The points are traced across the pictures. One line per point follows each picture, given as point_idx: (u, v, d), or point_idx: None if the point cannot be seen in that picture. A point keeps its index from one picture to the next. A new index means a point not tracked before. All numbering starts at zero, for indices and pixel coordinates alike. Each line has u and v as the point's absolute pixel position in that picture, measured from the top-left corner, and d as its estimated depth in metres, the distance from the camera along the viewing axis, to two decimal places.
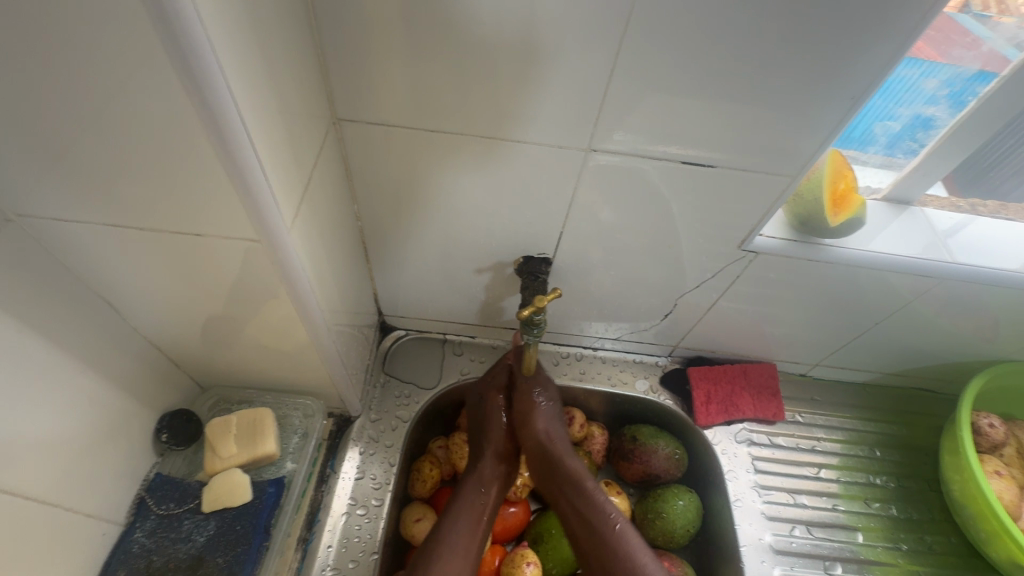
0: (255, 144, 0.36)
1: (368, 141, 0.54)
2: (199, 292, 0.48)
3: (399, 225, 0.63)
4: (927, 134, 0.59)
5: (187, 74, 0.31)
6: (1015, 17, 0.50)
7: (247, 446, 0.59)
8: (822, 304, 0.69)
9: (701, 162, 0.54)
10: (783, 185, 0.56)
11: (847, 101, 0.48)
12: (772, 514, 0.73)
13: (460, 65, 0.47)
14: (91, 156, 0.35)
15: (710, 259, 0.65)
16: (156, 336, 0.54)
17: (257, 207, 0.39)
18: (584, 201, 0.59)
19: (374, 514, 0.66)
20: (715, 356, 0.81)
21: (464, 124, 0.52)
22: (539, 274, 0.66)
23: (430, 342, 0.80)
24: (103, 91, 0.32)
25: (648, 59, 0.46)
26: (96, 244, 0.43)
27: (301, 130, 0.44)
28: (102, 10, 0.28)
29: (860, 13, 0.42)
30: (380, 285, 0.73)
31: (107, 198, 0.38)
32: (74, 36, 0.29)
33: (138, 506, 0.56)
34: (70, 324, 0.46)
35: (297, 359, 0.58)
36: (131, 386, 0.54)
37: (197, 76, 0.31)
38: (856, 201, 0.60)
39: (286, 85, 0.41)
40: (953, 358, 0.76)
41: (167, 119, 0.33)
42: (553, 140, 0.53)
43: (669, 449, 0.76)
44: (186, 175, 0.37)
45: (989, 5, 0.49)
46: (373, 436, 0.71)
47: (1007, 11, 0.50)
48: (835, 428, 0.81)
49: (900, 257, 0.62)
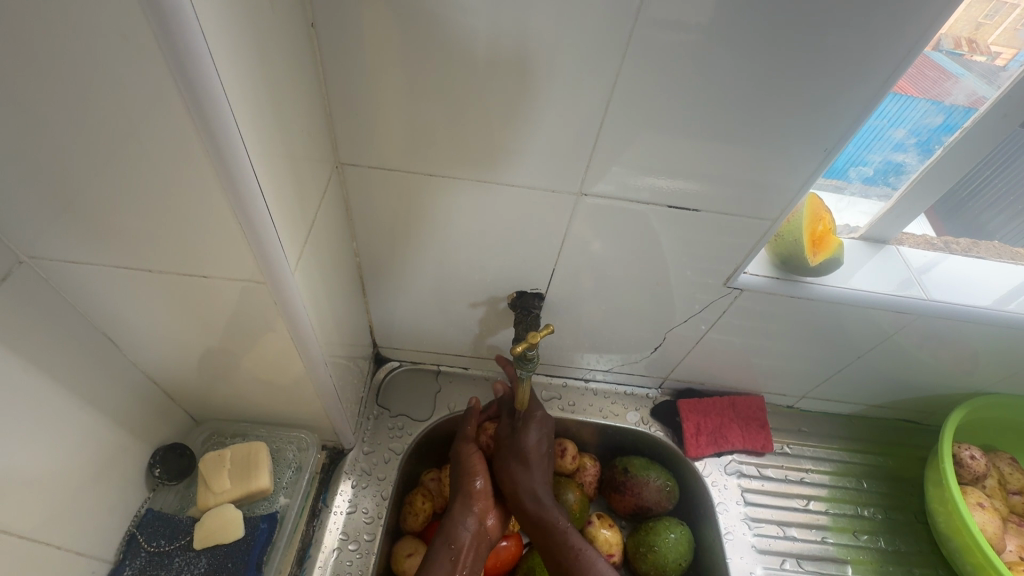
0: (264, 193, 0.38)
1: (368, 182, 0.56)
2: (199, 328, 0.49)
3: (396, 260, 0.65)
4: (898, 179, 0.62)
5: (205, 131, 0.33)
6: (984, 57, 0.52)
7: (240, 481, 0.59)
8: (807, 338, 0.72)
9: (685, 204, 0.57)
10: (764, 227, 0.59)
11: (820, 154, 0.52)
12: (762, 547, 0.74)
13: (459, 112, 0.50)
14: (107, 204, 0.37)
15: (698, 294, 0.67)
16: (155, 370, 0.55)
17: (263, 251, 0.40)
18: (576, 239, 0.61)
19: (365, 550, 0.65)
20: (704, 388, 0.83)
21: (461, 164, 0.54)
22: (531, 309, 0.67)
23: (424, 374, 0.81)
24: (123, 145, 0.34)
25: (636, 108, 0.49)
26: (103, 284, 0.44)
27: (306, 174, 0.46)
28: (129, 73, 0.30)
29: (828, 71, 0.46)
30: (376, 318, 0.74)
31: (117, 240, 0.40)
32: (100, 95, 0.31)
33: (128, 543, 0.55)
34: (70, 360, 0.47)
35: (294, 392, 0.59)
36: (128, 420, 0.55)
37: (214, 132, 0.33)
38: (834, 243, 0.63)
39: (293, 132, 0.43)
40: (933, 391, 0.79)
41: (182, 172, 0.35)
42: (545, 183, 0.56)
43: (660, 481, 0.77)
44: (196, 221, 0.38)
45: (961, 44, 0.51)
46: (366, 469, 0.71)
47: (977, 50, 0.52)
48: (822, 460, 0.82)
49: (877, 294, 0.64)
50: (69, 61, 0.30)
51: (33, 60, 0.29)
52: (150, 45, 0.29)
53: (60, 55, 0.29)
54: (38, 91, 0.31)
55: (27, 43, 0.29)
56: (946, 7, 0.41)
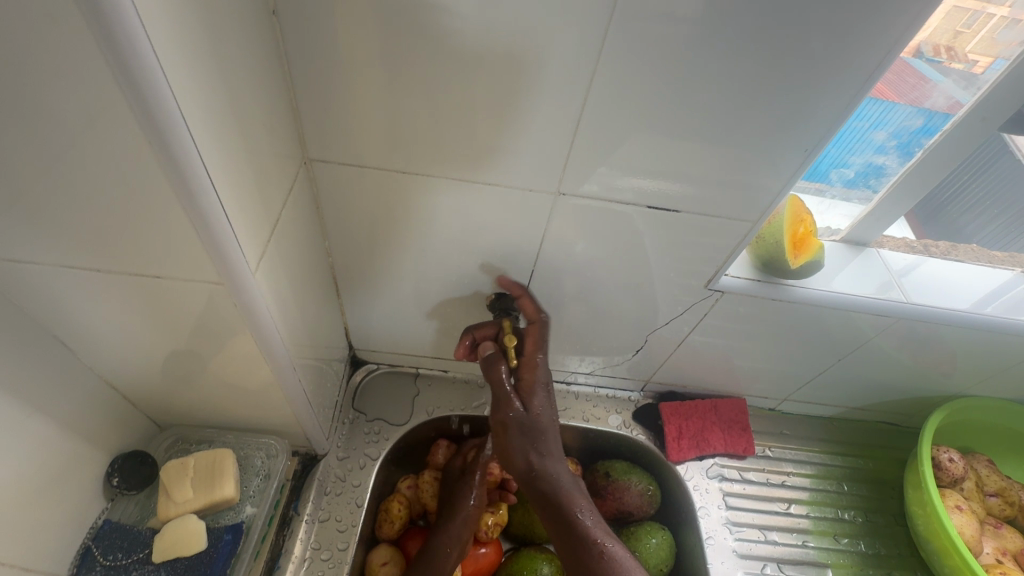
0: (218, 191, 0.36)
1: (339, 180, 0.54)
2: (158, 331, 0.47)
3: (371, 260, 0.63)
4: (879, 181, 0.62)
5: (150, 125, 0.31)
6: (963, 64, 0.51)
7: (204, 490, 0.57)
8: (789, 341, 0.71)
9: (666, 205, 0.56)
10: (745, 229, 0.58)
11: (800, 155, 0.51)
12: (743, 552, 0.73)
13: (431, 108, 0.48)
14: (48, 201, 0.35)
15: (679, 296, 0.66)
16: (112, 375, 0.52)
17: (220, 251, 0.38)
18: (556, 240, 0.60)
19: (338, 560, 0.63)
20: (686, 391, 0.82)
21: (435, 163, 0.53)
22: (511, 310, 0.66)
23: (401, 376, 0.79)
24: (59, 138, 0.31)
25: (612, 107, 0.48)
26: (51, 285, 0.42)
27: (270, 170, 0.44)
28: (62, 61, 0.28)
29: (807, 72, 0.45)
30: (351, 320, 0.72)
31: (63, 241, 0.38)
32: (33, 86, 0.29)
33: (82, 557, 0.53)
34: (17, 367, 0.44)
35: (262, 397, 0.57)
36: (83, 428, 0.52)
37: (159, 126, 0.31)
38: (814, 245, 0.62)
39: (254, 125, 0.41)
40: (913, 393, 0.79)
41: (128, 167, 0.33)
42: (523, 182, 0.54)
43: (642, 485, 0.76)
44: (147, 220, 0.36)
45: (940, 52, 0.51)
46: (340, 476, 0.69)
47: (956, 58, 0.51)
48: (803, 463, 0.82)
49: (857, 297, 0.64)
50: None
51: None
52: (84, 31, 0.27)
53: None
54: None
55: None
56: (925, 7, 0.40)
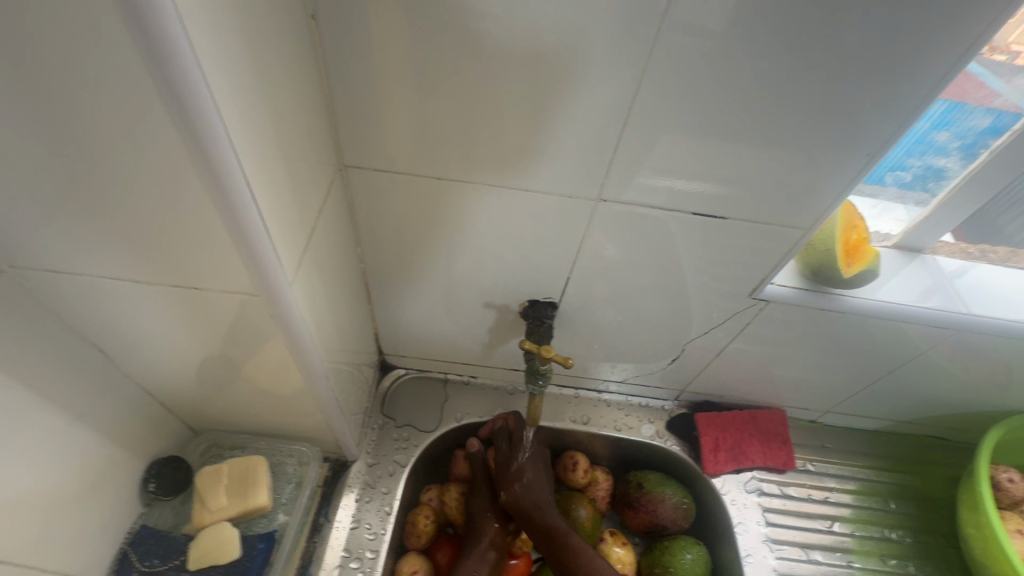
0: (258, 201, 0.35)
1: (374, 186, 0.54)
2: (194, 339, 0.47)
3: (403, 266, 0.62)
4: (938, 184, 0.58)
5: (190, 136, 0.30)
6: (1005, 56, 0.49)
7: (238, 497, 0.57)
8: (835, 351, 0.68)
9: (709, 212, 0.54)
10: (796, 236, 0.55)
11: (861, 159, 0.48)
12: (784, 571, 0.70)
13: (469, 113, 0.47)
14: (90, 211, 0.35)
15: (719, 305, 0.64)
16: (150, 381, 0.53)
17: (259, 262, 0.38)
18: (592, 246, 0.58)
19: (369, 568, 0.62)
20: (722, 401, 0.79)
21: (470, 168, 0.51)
22: (544, 318, 0.64)
23: (430, 382, 0.78)
24: (103, 149, 0.31)
25: (658, 110, 0.46)
26: (91, 293, 0.42)
27: (308, 179, 0.43)
28: (106, 71, 0.27)
29: (872, 70, 0.42)
30: (381, 325, 0.71)
31: (103, 250, 0.37)
32: (78, 95, 0.29)
33: (120, 561, 0.53)
34: (59, 374, 0.45)
35: (295, 404, 0.56)
36: (121, 433, 0.52)
37: (200, 137, 0.30)
38: (868, 253, 0.59)
39: (293, 133, 0.40)
40: (966, 407, 0.74)
41: (170, 178, 0.33)
42: (560, 188, 0.53)
43: (676, 498, 0.74)
44: (187, 230, 0.36)
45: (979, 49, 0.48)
46: (370, 482, 0.68)
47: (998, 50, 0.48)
48: (847, 478, 0.78)
49: (911, 307, 0.61)
50: (42, 57, 0.27)
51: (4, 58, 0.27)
52: (126, 41, 0.26)
53: (32, 52, 0.27)
54: (8, 90, 0.28)
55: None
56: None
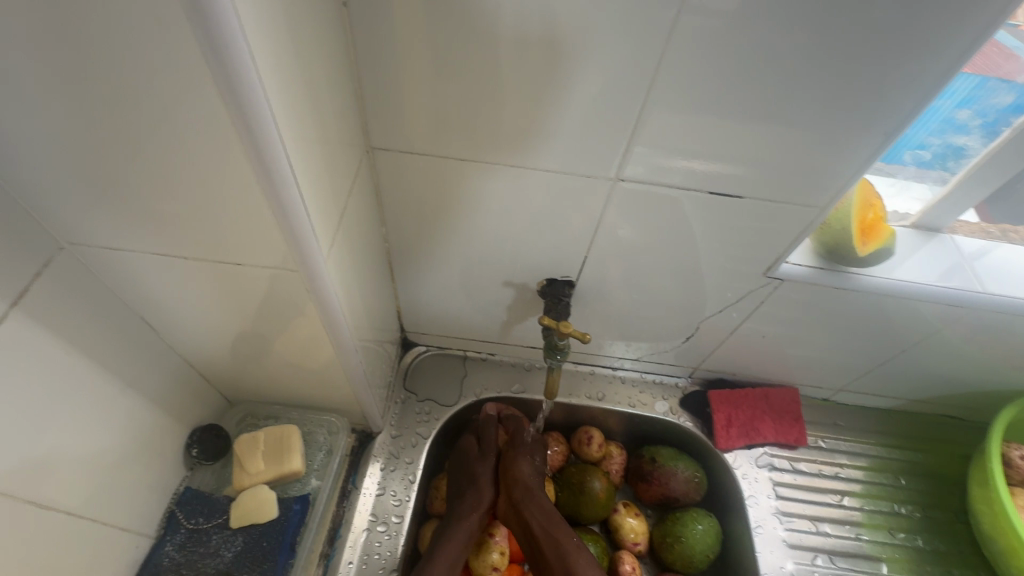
0: (298, 182, 0.37)
1: (399, 167, 0.55)
2: (233, 314, 0.50)
3: (425, 246, 0.64)
4: (958, 163, 0.58)
5: (241, 119, 0.32)
6: None
7: (274, 463, 0.60)
8: (848, 331, 0.69)
9: (727, 192, 0.55)
10: (812, 215, 0.56)
11: (879, 136, 0.48)
12: (793, 542, 0.72)
13: (491, 95, 0.48)
14: (143, 189, 0.37)
15: (734, 284, 0.65)
16: (192, 353, 0.56)
17: (297, 237, 0.40)
18: (610, 226, 0.60)
19: (394, 531, 0.66)
20: (736, 379, 0.81)
21: (492, 150, 0.53)
22: (562, 296, 0.66)
23: (451, 359, 0.81)
24: (158, 131, 0.33)
25: (679, 90, 0.46)
26: (140, 269, 0.45)
27: (338, 160, 0.45)
28: (164, 60, 0.30)
29: (895, 47, 0.42)
30: (404, 303, 0.74)
31: (153, 226, 0.40)
32: (138, 82, 0.31)
33: (168, 520, 0.57)
34: (110, 344, 0.48)
35: (325, 377, 0.59)
36: (166, 401, 0.56)
37: (248, 120, 0.32)
38: (885, 232, 0.60)
39: (326, 116, 0.42)
40: (981, 387, 0.75)
41: (217, 157, 0.35)
42: (579, 168, 0.54)
43: (688, 472, 0.76)
44: (230, 208, 0.38)
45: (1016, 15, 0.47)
46: (393, 452, 0.71)
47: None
48: (858, 455, 0.80)
49: (927, 285, 0.61)
50: (106, 47, 0.29)
51: (72, 47, 0.29)
52: (186, 30, 0.28)
53: (97, 41, 0.29)
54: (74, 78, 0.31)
55: (67, 31, 0.28)
56: None
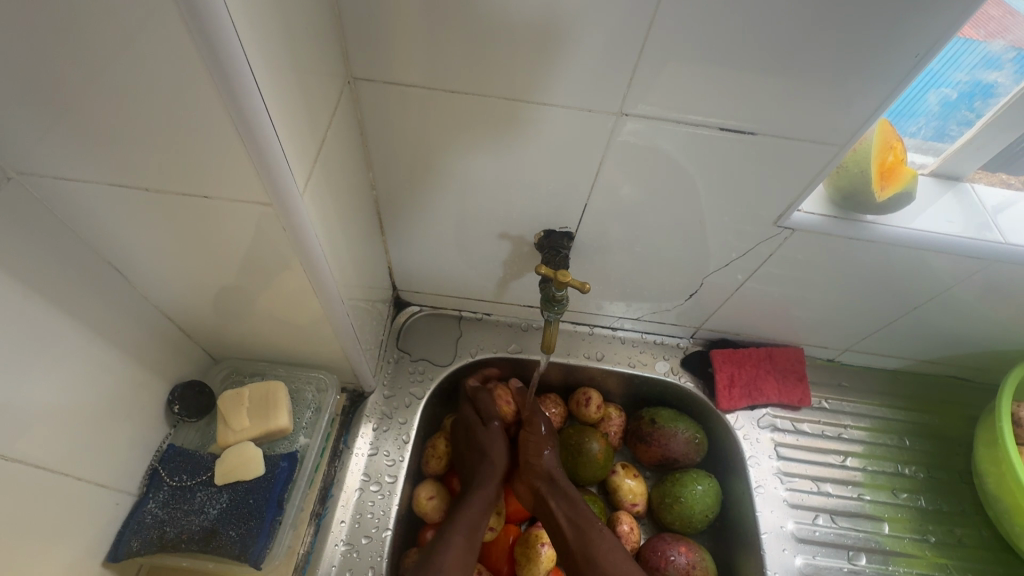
0: (271, 113, 0.35)
1: (383, 104, 0.51)
2: (209, 262, 0.47)
3: (415, 196, 0.61)
4: (985, 103, 0.54)
5: (201, 34, 0.29)
6: None
7: (260, 420, 0.58)
8: (859, 288, 0.66)
9: (738, 126, 0.49)
10: (829, 154, 0.51)
11: (910, 61, 0.43)
12: (794, 502, 0.71)
13: (482, 21, 0.44)
14: (95, 110, 0.34)
15: (741, 238, 0.61)
16: (169, 304, 0.53)
17: (268, 167, 0.37)
18: (611, 174, 0.56)
19: (387, 491, 0.64)
20: (739, 339, 0.78)
21: (483, 87, 0.49)
22: (560, 249, 0.63)
23: (445, 318, 0.78)
24: (102, 35, 0.30)
25: (689, 15, 0.42)
26: (103, 207, 0.41)
27: (315, 89, 0.41)
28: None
29: None
30: (395, 259, 0.71)
31: (110, 155, 0.37)
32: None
33: (151, 477, 0.55)
34: (78, 291, 0.45)
35: (311, 332, 0.57)
36: (144, 355, 0.54)
37: (209, 35, 0.29)
38: (904, 174, 0.56)
39: (299, 36, 0.38)
40: (993, 347, 0.72)
41: (172, 69, 0.31)
42: (579, 106, 0.49)
43: (688, 433, 0.74)
44: (192, 133, 0.35)
45: None
46: (386, 412, 0.70)
47: None
48: (862, 416, 0.78)
49: (945, 235, 0.58)
50: None
51: None
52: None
53: None
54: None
55: None
56: None
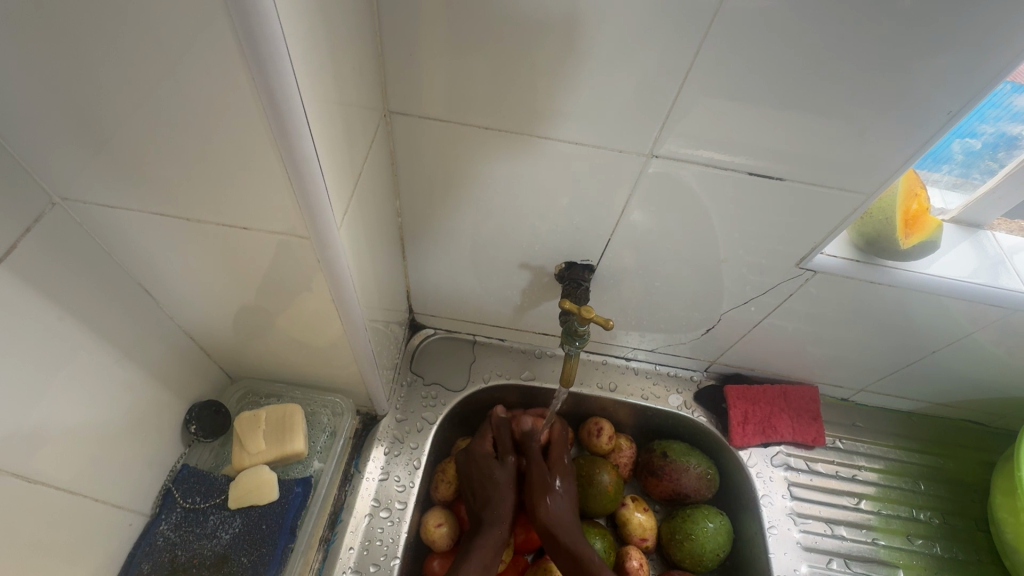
0: (318, 151, 0.36)
1: (416, 136, 0.52)
2: (236, 285, 0.47)
3: (438, 223, 0.61)
4: (1008, 154, 0.55)
5: (258, 74, 0.30)
6: None
7: (276, 443, 0.58)
8: (876, 330, 0.66)
9: (766, 173, 0.50)
10: (855, 202, 0.52)
11: (940, 118, 0.44)
12: (807, 544, 0.70)
13: (520, 60, 0.45)
14: (143, 142, 0.35)
15: (762, 276, 0.61)
16: (193, 324, 0.54)
17: (309, 202, 0.37)
18: (632, 211, 0.56)
19: (397, 518, 0.64)
20: (753, 375, 0.78)
21: (515, 123, 0.49)
22: (581, 282, 0.63)
23: (459, 343, 0.78)
24: (161, 74, 0.31)
25: (724, 64, 0.43)
26: (139, 231, 0.42)
27: (355, 123, 0.42)
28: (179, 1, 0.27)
29: (970, 24, 0.38)
30: (414, 283, 0.71)
31: (154, 184, 0.38)
32: (146, 22, 0.28)
33: (164, 498, 0.55)
34: (107, 312, 0.46)
35: (331, 356, 0.57)
36: (164, 374, 0.54)
37: (269, 81, 0.30)
38: (929, 224, 0.57)
39: (344, 73, 0.39)
40: (1011, 395, 0.72)
41: (226, 107, 0.32)
42: (610, 145, 0.50)
43: (700, 469, 0.73)
44: (235, 167, 0.36)
45: None
46: (398, 436, 0.69)
47: None
48: (876, 458, 0.77)
49: (963, 283, 0.58)
50: None
51: None
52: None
53: None
54: (77, 18, 0.28)
55: None
56: None
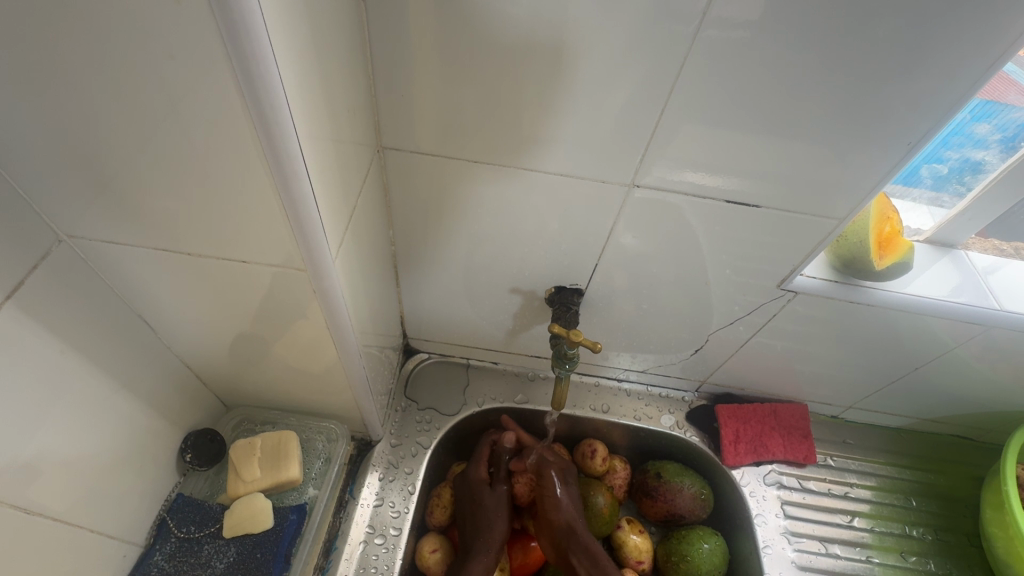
0: (316, 188, 0.38)
1: (409, 169, 0.54)
2: (233, 315, 0.49)
3: (431, 251, 0.63)
4: (975, 178, 0.57)
5: (261, 120, 0.32)
6: None
7: (271, 470, 0.59)
8: (861, 347, 0.67)
9: (743, 201, 0.53)
10: (828, 227, 0.54)
11: (902, 148, 0.47)
12: (803, 564, 0.70)
13: (508, 98, 0.47)
14: (148, 182, 0.37)
15: (747, 296, 0.63)
16: (190, 354, 0.55)
17: (306, 236, 0.39)
18: (620, 234, 0.58)
19: (392, 545, 0.64)
20: (743, 394, 0.79)
21: (504, 156, 0.52)
22: (570, 305, 0.65)
23: (453, 367, 0.79)
24: (168, 120, 0.33)
25: (697, 99, 0.46)
26: (141, 265, 0.44)
27: (350, 159, 0.44)
28: (186, 55, 0.30)
29: (921, 61, 0.42)
30: (408, 309, 0.73)
31: (156, 221, 0.39)
32: (155, 74, 0.31)
33: (159, 527, 0.55)
34: (108, 343, 0.47)
35: (327, 382, 0.58)
36: (161, 403, 0.55)
37: (270, 126, 0.32)
38: (902, 245, 0.59)
39: (340, 114, 0.41)
40: (995, 409, 0.73)
41: (229, 149, 0.34)
42: (594, 174, 0.53)
43: (694, 489, 0.74)
44: (235, 204, 0.37)
45: None
46: (392, 462, 0.69)
47: None
48: (867, 474, 0.78)
49: (940, 301, 0.60)
50: (124, 35, 0.29)
51: (90, 36, 0.29)
52: (208, 23, 0.28)
53: (111, 31, 0.29)
54: (90, 67, 0.30)
55: (87, 22, 0.28)
56: None
